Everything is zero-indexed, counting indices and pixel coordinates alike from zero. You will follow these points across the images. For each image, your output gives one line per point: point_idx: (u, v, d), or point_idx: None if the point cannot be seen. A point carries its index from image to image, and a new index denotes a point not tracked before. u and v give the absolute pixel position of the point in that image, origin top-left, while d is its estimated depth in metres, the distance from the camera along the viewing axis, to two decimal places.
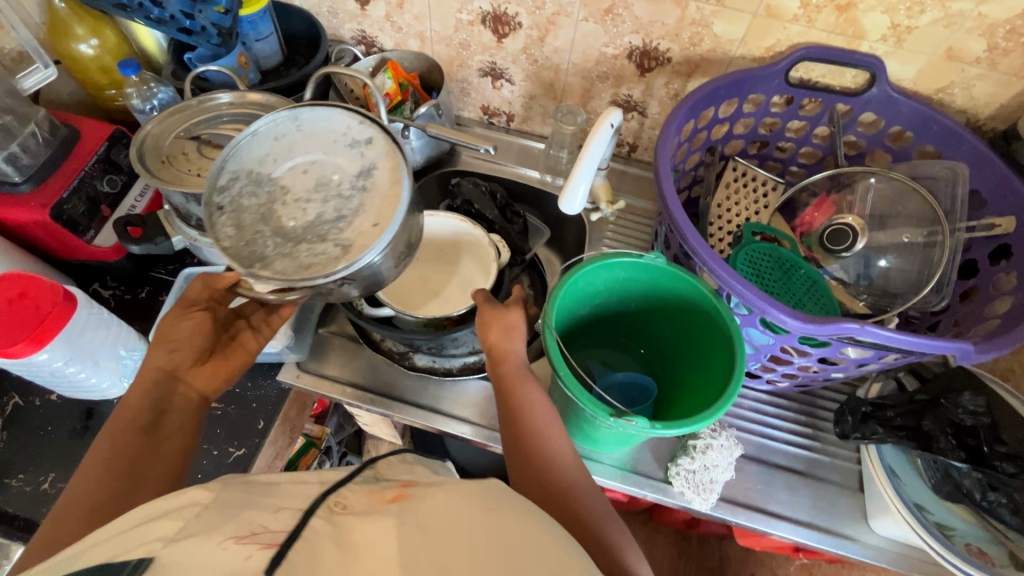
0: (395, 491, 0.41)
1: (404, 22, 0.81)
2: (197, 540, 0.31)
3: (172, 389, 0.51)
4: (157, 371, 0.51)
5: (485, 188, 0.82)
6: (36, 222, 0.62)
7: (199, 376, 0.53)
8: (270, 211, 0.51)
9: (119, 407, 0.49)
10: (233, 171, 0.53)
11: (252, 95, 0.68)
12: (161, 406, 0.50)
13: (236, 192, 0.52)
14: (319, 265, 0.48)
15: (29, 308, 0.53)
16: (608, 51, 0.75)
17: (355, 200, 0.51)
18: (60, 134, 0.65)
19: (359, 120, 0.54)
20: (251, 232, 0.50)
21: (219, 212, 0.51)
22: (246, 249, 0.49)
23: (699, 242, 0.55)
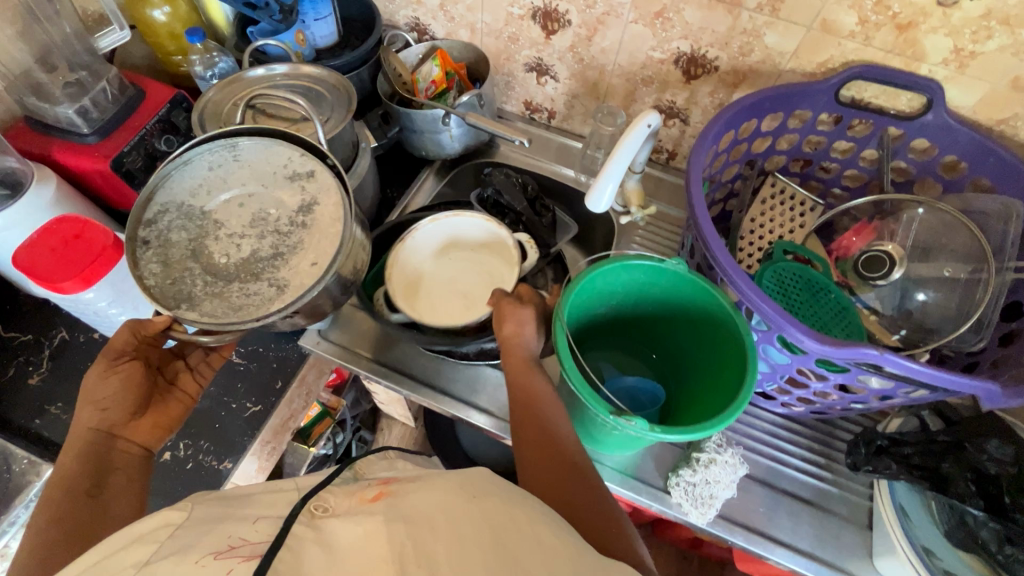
0: (377, 491, 0.43)
1: (458, 12, 0.83)
2: (174, 559, 0.32)
3: (111, 446, 0.53)
4: (91, 431, 0.53)
5: (517, 180, 0.82)
6: (98, 170, 0.66)
7: (138, 429, 0.56)
8: (199, 248, 0.55)
9: (55, 473, 0.50)
10: (163, 204, 0.57)
11: (306, 68, 0.72)
12: (103, 464, 0.52)
13: (164, 227, 0.55)
14: (251, 305, 0.52)
15: (82, 247, 0.57)
16: (655, 55, 0.75)
17: (293, 236, 0.56)
18: (128, 92, 0.70)
19: (300, 153, 0.60)
20: (179, 270, 0.54)
21: (144, 246, 0.54)
22: (168, 291, 0.52)
23: (723, 252, 0.55)
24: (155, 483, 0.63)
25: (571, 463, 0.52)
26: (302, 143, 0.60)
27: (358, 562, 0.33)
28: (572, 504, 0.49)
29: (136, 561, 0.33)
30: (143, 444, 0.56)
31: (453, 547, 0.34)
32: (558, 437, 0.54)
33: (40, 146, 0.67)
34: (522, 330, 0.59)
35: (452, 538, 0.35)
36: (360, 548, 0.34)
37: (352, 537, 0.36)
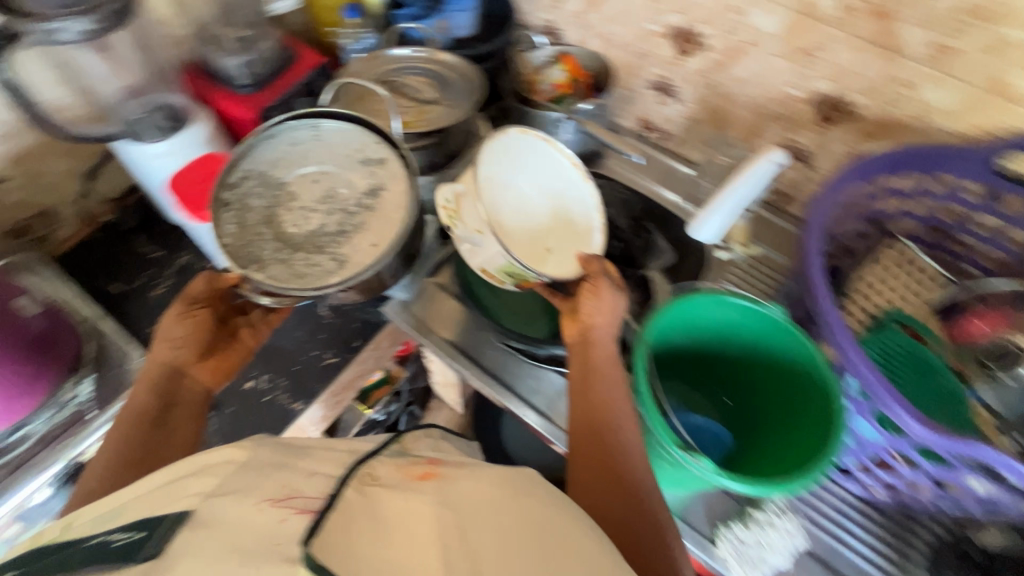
0: (425, 469, 0.42)
1: (593, 22, 0.84)
2: (236, 497, 0.34)
3: (178, 381, 0.58)
4: (162, 365, 0.57)
5: (623, 195, 0.82)
6: (247, 119, 0.73)
7: (202, 370, 0.60)
8: (273, 216, 0.60)
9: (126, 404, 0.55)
10: (248, 169, 0.61)
11: (441, 55, 0.75)
12: (169, 399, 0.56)
13: (244, 192, 0.60)
14: (313, 276, 0.56)
15: None
16: (791, 91, 0.72)
17: (359, 217, 0.60)
18: (284, 54, 0.77)
19: (374, 139, 0.62)
20: (252, 233, 0.58)
21: (225, 207, 0.59)
22: (239, 252, 0.56)
23: (829, 308, 0.52)
24: (234, 406, 0.69)
25: (624, 481, 0.50)
26: (377, 130, 0.62)
27: (401, 541, 0.33)
28: (622, 520, 0.48)
29: (199, 490, 0.35)
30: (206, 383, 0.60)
31: (497, 543, 0.33)
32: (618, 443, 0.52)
33: (205, 89, 0.75)
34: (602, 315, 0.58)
35: (496, 533, 0.34)
36: (405, 523, 0.34)
37: (393, 508, 0.36)
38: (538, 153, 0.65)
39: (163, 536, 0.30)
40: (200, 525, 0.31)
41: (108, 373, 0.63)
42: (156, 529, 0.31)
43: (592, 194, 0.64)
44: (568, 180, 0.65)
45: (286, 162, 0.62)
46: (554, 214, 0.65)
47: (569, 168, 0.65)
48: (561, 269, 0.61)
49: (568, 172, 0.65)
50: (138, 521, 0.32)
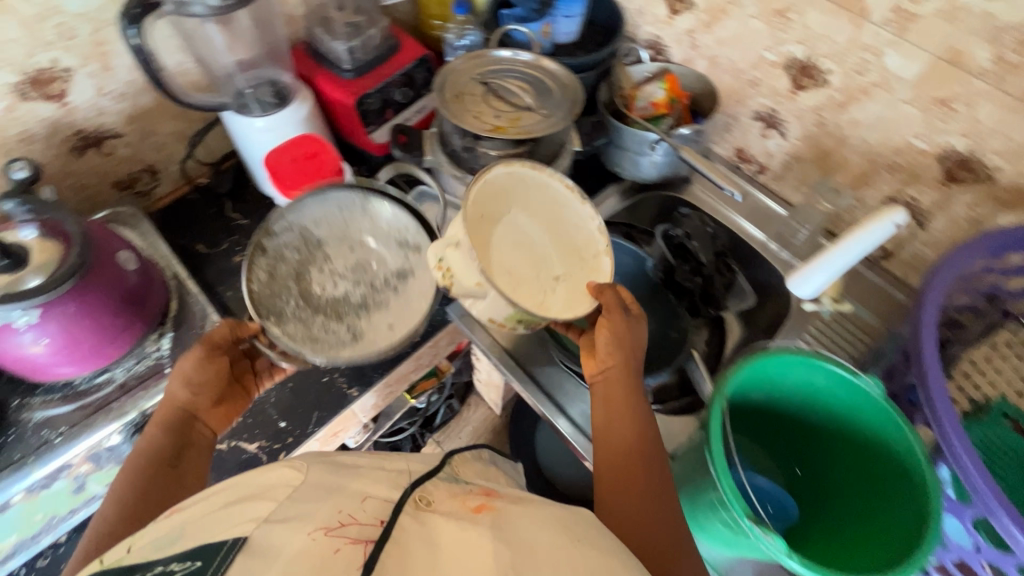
0: (479, 501, 0.42)
1: (704, 42, 0.80)
2: (289, 525, 0.33)
3: (190, 426, 0.53)
4: (177, 409, 0.52)
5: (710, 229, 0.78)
6: (343, 102, 0.74)
7: (214, 417, 0.55)
8: (303, 273, 0.63)
9: (135, 452, 0.50)
10: (291, 220, 0.63)
11: (545, 62, 0.73)
12: (182, 445, 0.52)
13: (283, 244, 0.63)
14: (327, 341, 0.59)
15: (315, 165, 0.65)
16: (916, 143, 0.66)
17: (382, 295, 0.64)
18: (389, 42, 0.77)
19: (416, 227, 0.65)
20: (281, 284, 0.61)
21: (262, 254, 0.61)
22: (263, 300, 0.59)
23: (939, 392, 0.48)
24: (294, 382, 0.71)
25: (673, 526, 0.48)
26: (419, 218, 0.65)
27: (468, 565, 0.33)
28: (661, 553, 0.46)
29: (255, 516, 0.34)
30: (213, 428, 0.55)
31: None
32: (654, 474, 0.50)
33: (309, 69, 0.77)
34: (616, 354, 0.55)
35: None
36: (459, 558, 0.34)
37: (450, 535, 0.36)
38: (532, 187, 0.58)
39: (219, 565, 0.29)
40: (257, 552, 0.31)
41: (186, 332, 0.65)
42: (213, 559, 0.30)
43: (593, 218, 0.57)
44: (567, 204, 0.58)
45: (320, 219, 0.65)
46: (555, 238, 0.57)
47: (568, 197, 0.58)
48: (571, 306, 0.54)
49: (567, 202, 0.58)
50: (192, 550, 0.31)
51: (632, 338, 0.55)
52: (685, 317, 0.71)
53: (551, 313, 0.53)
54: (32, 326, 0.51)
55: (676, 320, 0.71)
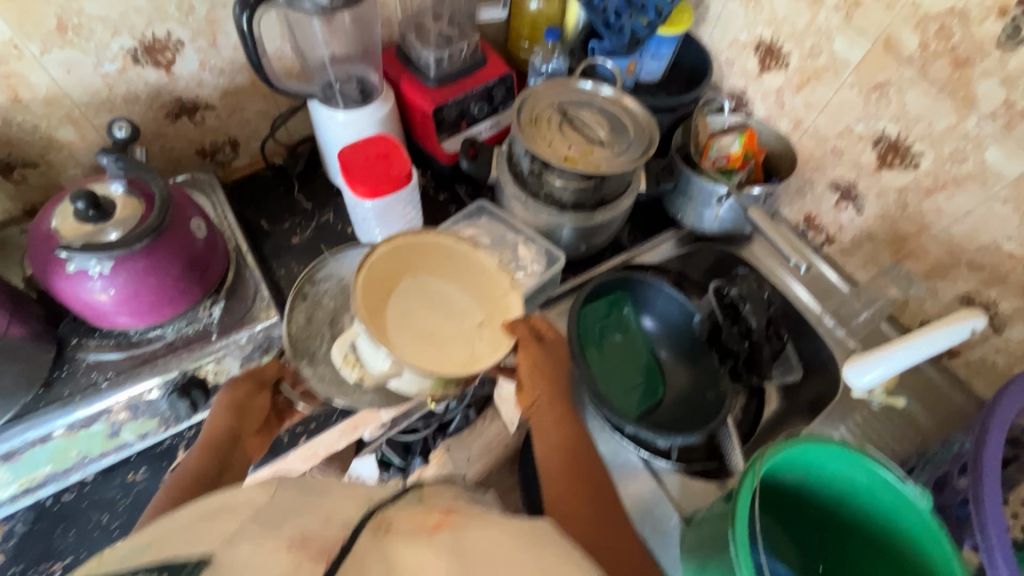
0: (438, 517, 0.38)
1: (791, 103, 0.78)
2: (255, 545, 0.33)
3: (232, 450, 0.58)
4: (226, 433, 0.57)
5: (765, 295, 0.70)
6: (422, 109, 0.76)
7: (252, 445, 0.60)
8: (335, 318, 0.67)
9: (180, 468, 0.54)
10: (331, 272, 0.70)
11: (625, 100, 0.73)
12: (223, 466, 0.56)
13: (323, 293, 0.68)
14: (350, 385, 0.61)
15: (384, 165, 0.67)
16: (1005, 244, 0.62)
17: None
18: (476, 57, 0.79)
19: None
20: (315, 328, 0.66)
21: (302, 299, 0.67)
22: (294, 344, 0.64)
23: (995, 519, 0.45)
24: None
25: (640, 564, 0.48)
26: None
27: None
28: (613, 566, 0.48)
29: (221, 534, 0.34)
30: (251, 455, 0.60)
31: None
32: (592, 468, 0.55)
33: (394, 71, 0.79)
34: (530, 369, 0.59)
35: None
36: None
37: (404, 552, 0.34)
38: (415, 249, 0.56)
39: None
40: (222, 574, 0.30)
41: (238, 305, 0.67)
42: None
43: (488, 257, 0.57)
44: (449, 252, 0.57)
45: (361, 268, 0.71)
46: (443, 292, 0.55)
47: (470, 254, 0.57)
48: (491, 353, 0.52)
49: (466, 260, 0.57)
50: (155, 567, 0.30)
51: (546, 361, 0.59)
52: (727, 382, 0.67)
53: (479, 366, 0.51)
54: (105, 277, 0.54)
55: (716, 383, 0.68)
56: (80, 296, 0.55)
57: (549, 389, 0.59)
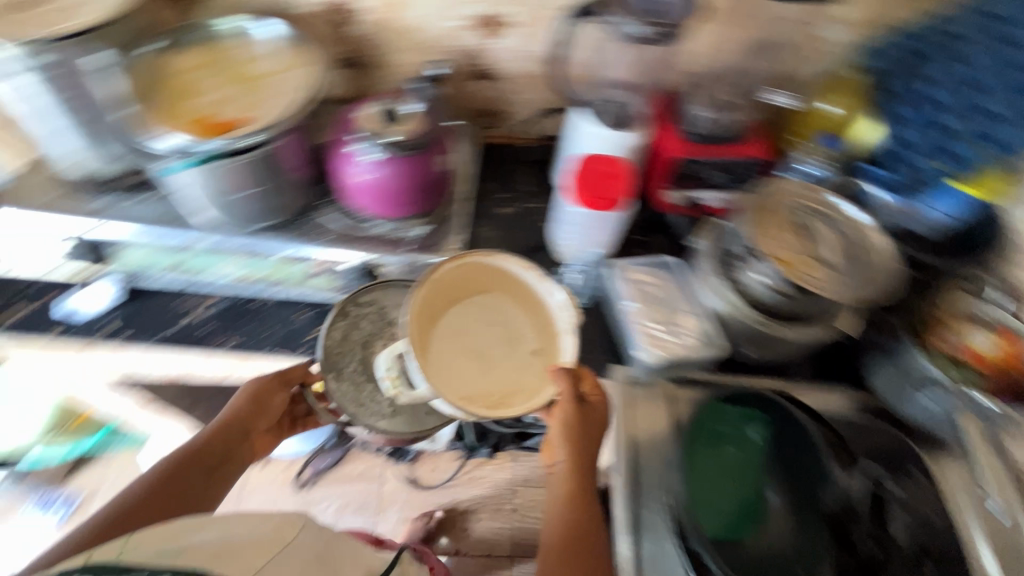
0: None
1: None
2: None
3: (237, 437, 0.71)
4: (236, 424, 0.70)
5: (933, 511, 0.61)
6: (665, 154, 0.77)
7: (253, 443, 0.73)
8: (369, 341, 0.73)
9: (190, 445, 0.68)
10: (376, 298, 0.75)
11: (874, 235, 0.66)
12: (223, 455, 0.69)
13: (364, 313, 0.74)
14: (370, 408, 0.69)
15: (606, 184, 0.70)
16: None
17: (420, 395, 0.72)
18: (740, 130, 0.77)
19: None
20: (348, 344, 0.72)
21: (342, 316, 0.73)
22: (329, 358, 0.71)
23: None
24: None
25: None
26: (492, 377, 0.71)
27: None
28: None
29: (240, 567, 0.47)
30: (250, 453, 0.73)
31: None
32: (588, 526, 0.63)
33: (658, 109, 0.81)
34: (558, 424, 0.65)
35: None
36: None
37: None
38: (480, 271, 0.69)
39: None
40: None
41: (433, 234, 0.77)
42: None
43: (556, 295, 0.67)
44: (519, 280, 0.69)
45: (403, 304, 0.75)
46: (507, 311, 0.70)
47: (534, 292, 0.69)
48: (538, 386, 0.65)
49: (528, 294, 0.69)
50: None
51: (582, 425, 0.65)
52: (829, 573, 0.57)
53: (526, 391, 0.65)
54: (370, 165, 0.68)
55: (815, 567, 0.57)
56: (346, 172, 0.70)
57: (569, 456, 0.65)
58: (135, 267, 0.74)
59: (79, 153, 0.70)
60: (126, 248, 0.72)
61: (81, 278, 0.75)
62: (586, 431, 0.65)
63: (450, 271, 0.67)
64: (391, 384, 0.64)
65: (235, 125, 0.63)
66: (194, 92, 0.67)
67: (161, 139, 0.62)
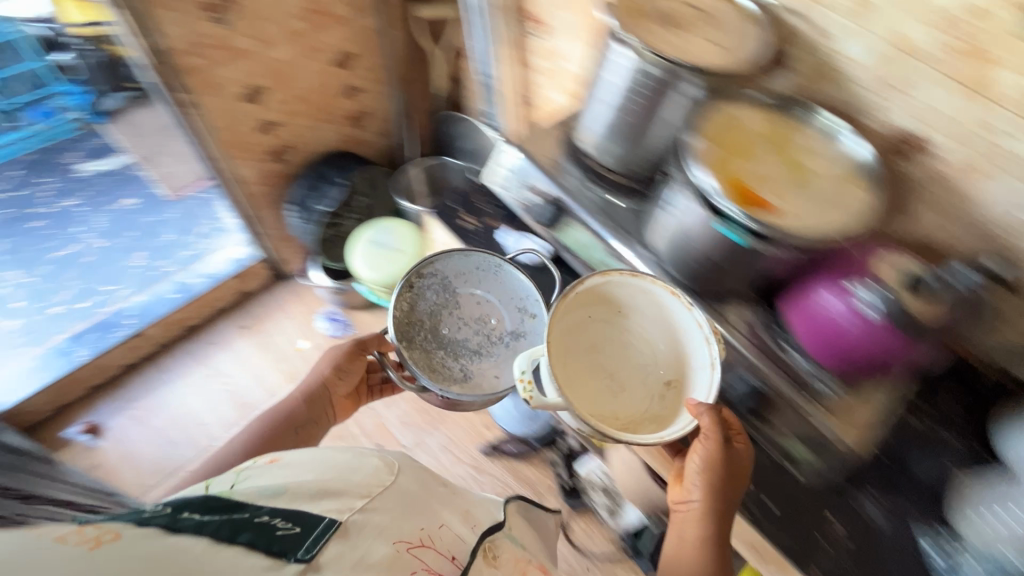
0: None
1: None
2: (375, 526, 0.62)
3: (322, 395, 1.05)
4: (319, 387, 1.05)
5: None
6: None
7: (339, 405, 1.08)
8: (438, 309, 1.02)
9: (287, 400, 1.03)
10: (436, 268, 1.04)
11: None
12: (309, 406, 1.03)
13: (425, 290, 1.02)
14: (435, 371, 0.96)
15: (892, 342, 0.70)
16: None
17: (494, 346, 1.00)
18: None
19: (528, 312, 1.02)
20: (411, 317, 0.99)
21: (410, 288, 1.01)
22: (400, 326, 0.98)
23: None
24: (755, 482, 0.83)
25: None
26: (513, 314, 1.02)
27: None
28: None
29: (340, 507, 0.63)
30: (333, 414, 1.07)
31: None
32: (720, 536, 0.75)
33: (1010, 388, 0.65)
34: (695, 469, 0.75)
35: None
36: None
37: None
38: (639, 293, 0.83)
39: (319, 538, 0.55)
40: (349, 534, 0.58)
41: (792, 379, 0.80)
42: (309, 530, 0.56)
43: (693, 314, 0.78)
44: (680, 311, 0.79)
45: (467, 281, 1.04)
46: (673, 341, 0.83)
47: (675, 318, 0.81)
48: (668, 410, 0.79)
49: (665, 309, 0.81)
50: (296, 520, 0.57)
51: (728, 460, 0.75)
52: None
53: (662, 415, 0.80)
54: (854, 311, 0.71)
55: None
56: (811, 308, 0.76)
57: (707, 497, 0.74)
58: (574, 246, 1.00)
59: (599, 135, 0.92)
60: (577, 229, 0.97)
61: (527, 221, 1.08)
62: (736, 473, 0.75)
63: (596, 283, 0.82)
64: (524, 387, 0.74)
65: (765, 210, 0.74)
66: (746, 154, 0.81)
67: (699, 173, 0.75)
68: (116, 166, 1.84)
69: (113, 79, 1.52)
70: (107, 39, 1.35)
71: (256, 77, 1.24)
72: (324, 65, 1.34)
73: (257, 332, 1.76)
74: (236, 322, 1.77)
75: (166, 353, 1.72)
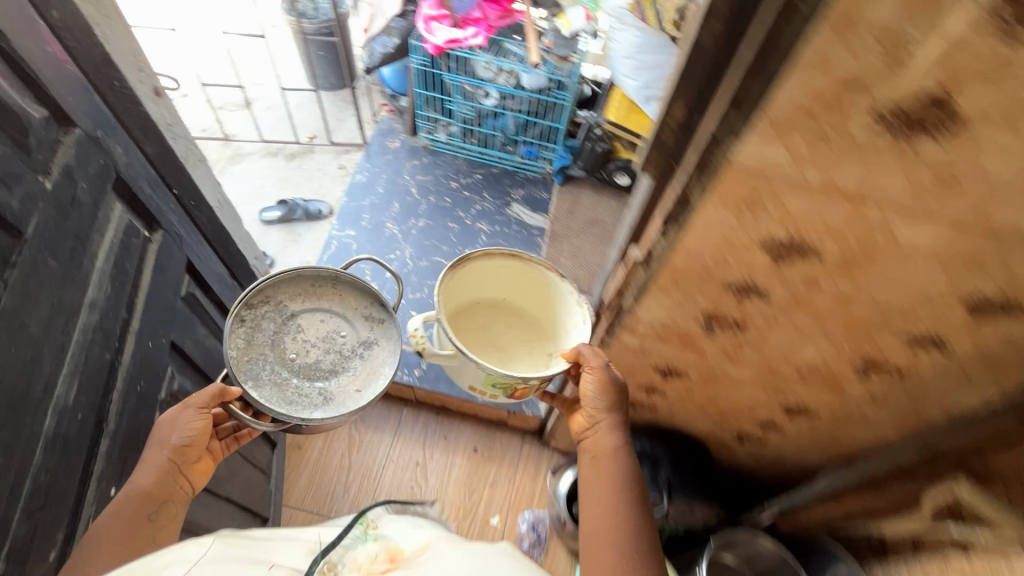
0: (389, 556, 0.56)
1: None
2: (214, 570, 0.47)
3: (177, 471, 0.62)
4: (167, 461, 0.61)
5: None
6: None
7: (195, 474, 0.65)
8: (276, 341, 0.72)
9: (128, 486, 0.59)
10: (268, 296, 0.72)
11: None
12: (162, 485, 0.60)
13: (258, 319, 0.71)
14: (297, 401, 0.70)
15: None
16: None
17: (351, 362, 0.75)
18: None
19: (383, 317, 0.78)
20: (252, 351, 0.70)
21: (240, 321, 0.70)
22: (238, 368, 0.68)
23: None
24: None
25: None
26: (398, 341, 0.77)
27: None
28: None
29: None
30: (190, 486, 0.64)
31: None
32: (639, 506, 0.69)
33: None
34: (591, 377, 0.73)
35: None
36: None
37: None
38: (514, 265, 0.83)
39: None
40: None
41: None
42: None
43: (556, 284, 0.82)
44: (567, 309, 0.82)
45: (305, 301, 0.75)
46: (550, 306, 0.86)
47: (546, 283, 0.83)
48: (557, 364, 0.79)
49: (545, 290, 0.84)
50: None
51: (615, 391, 0.74)
52: None
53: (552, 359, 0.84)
54: None
55: None
56: None
57: (608, 414, 0.74)
58: None
59: None
60: None
61: None
62: (619, 395, 0.75)
63: (476, 264, 0.82)
64: (416, 342, 0.75)
65: None
66: None
67: None
68: (494, 171, 1.93)
69: (596, 166, 1.85)
70: (622, 134, 1.76)
71: (679, 363, 0.82)
72: (772, 403, 0.84)
73: (462, 449, 1.39)
74: (473, 439, 1.40)
75: (416, 407, 1.43)
